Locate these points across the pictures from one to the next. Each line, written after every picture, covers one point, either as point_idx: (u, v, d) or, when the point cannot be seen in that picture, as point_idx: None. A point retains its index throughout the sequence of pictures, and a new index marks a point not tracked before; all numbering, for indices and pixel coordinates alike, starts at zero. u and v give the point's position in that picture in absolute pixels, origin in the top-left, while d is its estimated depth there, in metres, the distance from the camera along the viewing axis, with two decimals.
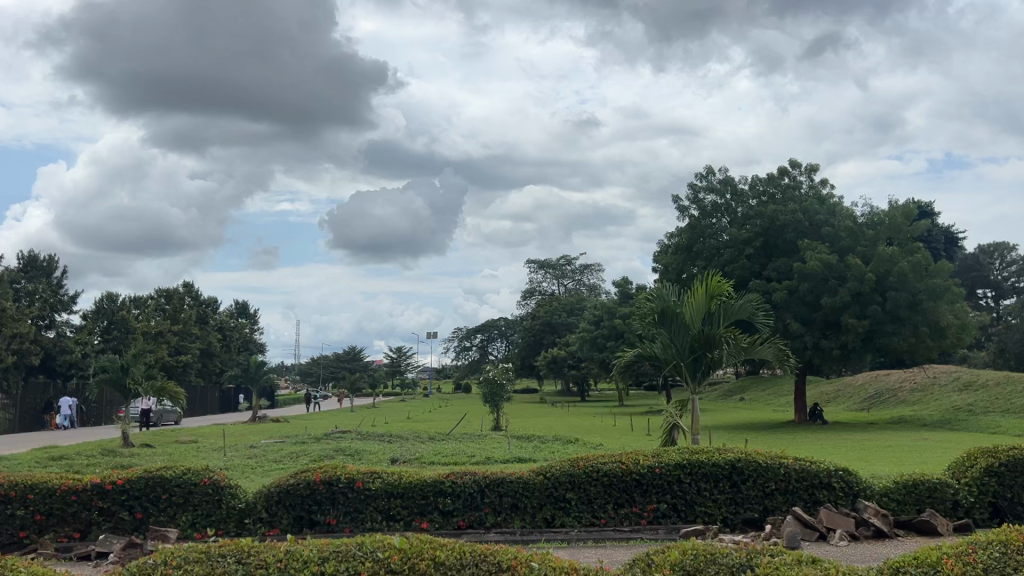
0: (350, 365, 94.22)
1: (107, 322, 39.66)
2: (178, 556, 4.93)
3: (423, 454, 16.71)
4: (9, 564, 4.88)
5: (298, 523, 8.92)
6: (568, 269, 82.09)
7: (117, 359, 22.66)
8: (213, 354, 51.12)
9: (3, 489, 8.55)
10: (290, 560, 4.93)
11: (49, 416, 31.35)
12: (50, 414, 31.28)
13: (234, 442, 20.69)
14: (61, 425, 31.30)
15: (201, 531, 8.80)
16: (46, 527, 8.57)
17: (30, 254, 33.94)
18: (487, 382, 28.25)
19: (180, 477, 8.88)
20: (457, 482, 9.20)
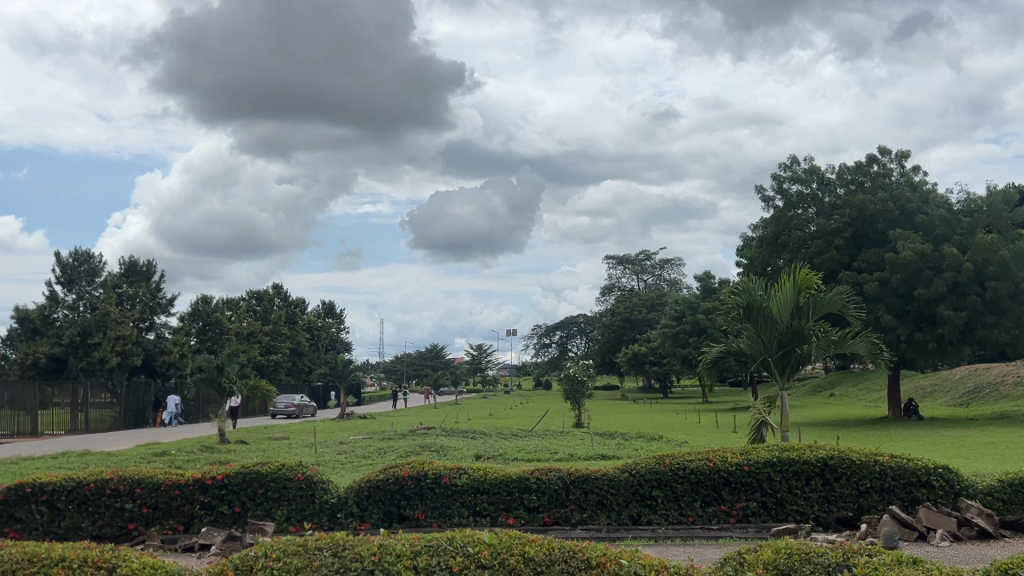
0: (433, 363, 95.68)
1: (202, 323, 41.29)
2: (278, 549, 5.10)
3: (506, 450, 16.87)
4: (122, 555, 5.13)
5: (388, 518, 9.10)
6: (647, 265, 81.29)
7: (212, 359, 23.54)
8: (302, 353, 52.61)
9: (111, 483, 8.97)
10: (385, 553, 5.03)
11: (156, 414, 32.75)
12: (157, 412, 32.65)
13: (323, 439, 21.23)
14: (166, 423, 32.68)
15: (296, 525, 9.07)
16: (152, 519, 8.99)
17: (130, 259, 35.50)
18: (569, 378, 28.17)
19: (275, 472, 9.18)
20: (543, 478, 9.23)
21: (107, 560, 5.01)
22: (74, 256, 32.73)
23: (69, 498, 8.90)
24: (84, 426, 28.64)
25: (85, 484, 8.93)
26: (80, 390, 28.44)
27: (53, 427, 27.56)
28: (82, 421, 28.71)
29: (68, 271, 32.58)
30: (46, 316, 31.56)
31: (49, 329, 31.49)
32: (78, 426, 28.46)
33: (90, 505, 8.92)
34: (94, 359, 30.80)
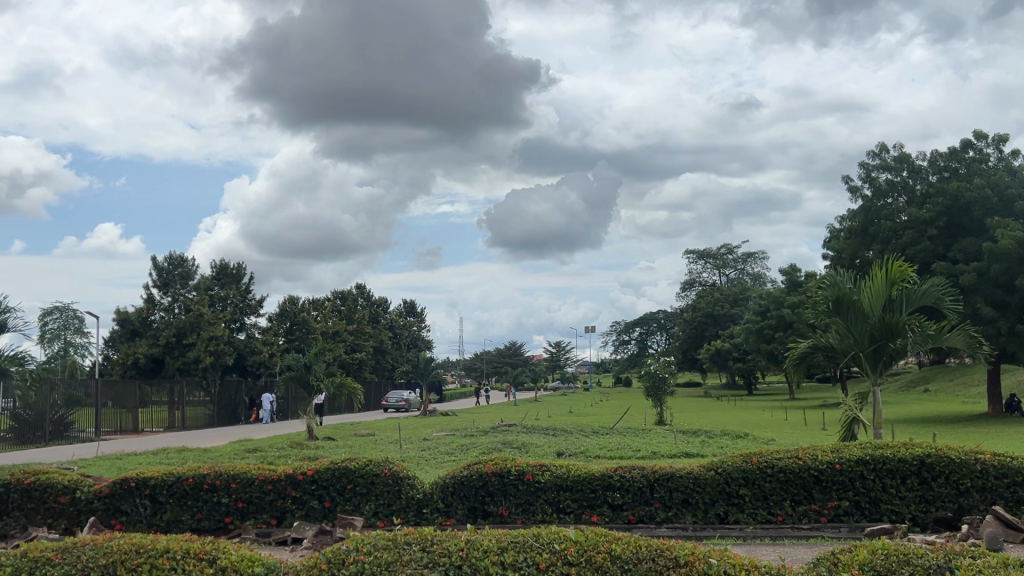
0: (512, 360, 96.16)
1: (291, 323, 42.55)
2: (369, 543, 5.20)
3: (589, 448, 16.81)
4: (221, 547, 5.33)
5: (472, 514, 9.19)
6: (730, 259, 79.74)
7: (301, 358, 24.22)
8: (385, 351, 53.64)
9: (209, 478, 9.33)
10: (472, 549, 5.07)
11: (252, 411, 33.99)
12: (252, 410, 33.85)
13: (407, 436, 21.59)
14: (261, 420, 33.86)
15: (383, 520, 9.26)
16: (247, 513, 9.29)
17: (221, 262, 36.53)
18: (649, 376, 27.92)
19: (363, 468, 9.39)
20: (626, 475, 9.16)
21: (206, 552, 5.21)
22: (169, 260, 34.17)
23: (170, 492, 9.29)
24: (180, 423, 29.88)
25: (185, 478, 9.31)
26: (177, 389, 29.64)
27: (152, 424, 28.63)
28: (178, 418, 29.97)
29: (164, 275, 34.09)
30: (144, 318, 33.21)
31: (147, 330, 33.10)
32: (175, 423, 29.71)
33: (189, 499, 9.28)
34: (188, 359, 32.11)
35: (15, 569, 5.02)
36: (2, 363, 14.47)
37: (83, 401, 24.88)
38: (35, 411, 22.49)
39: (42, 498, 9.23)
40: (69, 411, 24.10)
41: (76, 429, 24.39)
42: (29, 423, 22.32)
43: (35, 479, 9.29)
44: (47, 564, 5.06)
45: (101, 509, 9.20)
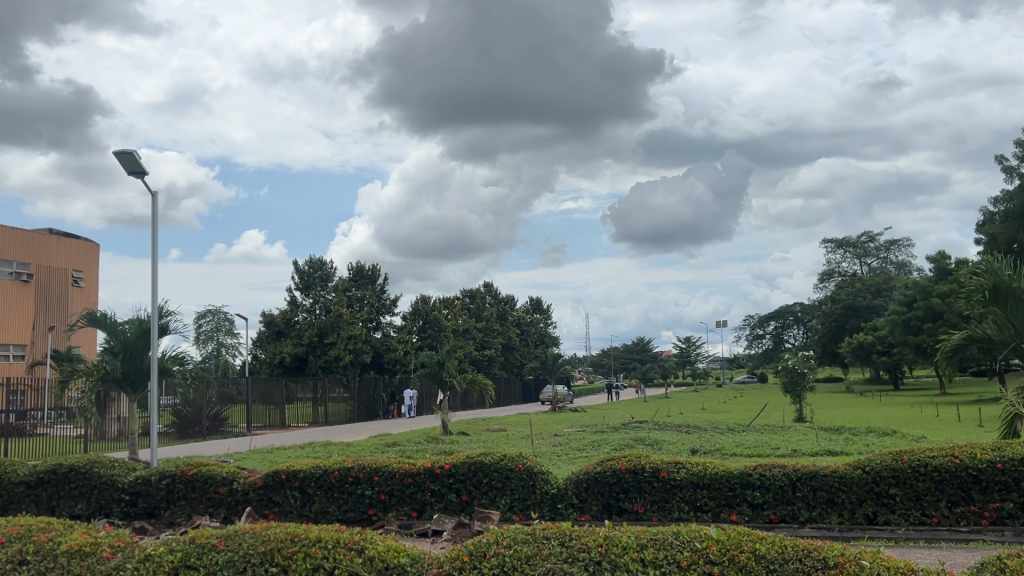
0: (641, 356, 95.10)
1: (423, 322, 43.76)
2: (508, 537, 5.29)
3: (724, 445, 16.39)
4: (369, 538, 5.55)
5: (608, 510, 9.18)
6: (871, 247, 75.89)
7: (434, 355, 24.89)
8: (514, 348, 54.27)
9: (353, 471, 9.73)
10: (611, 545, 5.05)
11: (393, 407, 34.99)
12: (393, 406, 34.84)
13: (537, 432, 21.74)
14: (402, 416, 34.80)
15: (519, 514, 9.37)
16: (389, 505, 9.63)
17: (357, 264, 38.02)
18: (787, 371, 26.90)
19: (498, 462, 9.54)
20: (766, 474, 8.90)
21: (355, 542, 5.44)
22: (309, 264, 35.97)
23: (318, 484, 9.75)
24: (324, 419, 31.25)
25: (330, 471, 9.75)
26: (319, 386, 31.04)
27: (298, 419, 30.12)
28: (322, 414, 31.33)
29: (305, 278, 35.89)
30: (288, 319, 35.02)
31: (291, 331, 34.86)
32: (319, 418, 31.09)
33: (335, 492, 9.72)
34: (330, 357, 33.66)
35: (183, 554, 5.39)
36: (165, 363, 15.52)
37: (236, 398, 26.45)
38: (194, 407, 24.13)
39: (204, 488, 9.87)
40: (224, 407, 25.69)
41: (230, 424, 25.99)
42: (189, 419, 23.98)
43: (198, 471, 9.94)
44: (213, 550, 5.42)
45: (256, 500, 9.75)
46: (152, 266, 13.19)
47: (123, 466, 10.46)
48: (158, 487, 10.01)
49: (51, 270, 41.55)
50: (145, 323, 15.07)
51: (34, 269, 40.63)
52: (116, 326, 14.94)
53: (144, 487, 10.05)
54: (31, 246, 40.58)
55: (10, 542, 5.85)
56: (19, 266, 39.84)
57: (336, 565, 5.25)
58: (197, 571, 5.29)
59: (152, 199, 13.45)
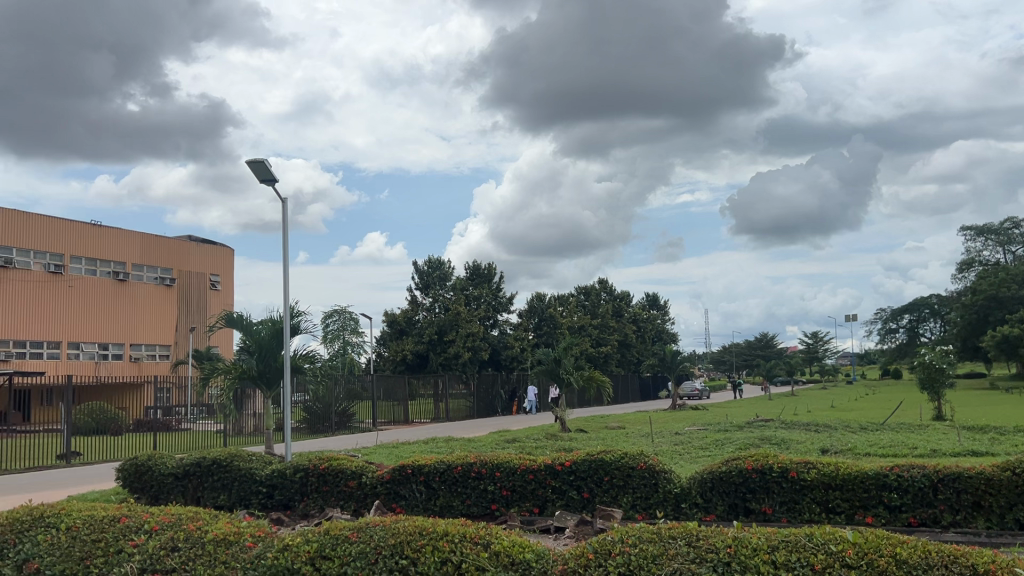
0: (764, 352, 92.25)
1: (539, 319, 43.95)
2: (633, 535, 5.25)
3: (858, 445, 15.64)
4: (494, 533, 5.64)
5: (734, 511, 8.96)
6: (1016, 234, 70.81)
7: (550, 353, 24.93)
8: (631, 345, 53.79)
9: (475, 467, 9.86)
10: (740, 546, 4.91)
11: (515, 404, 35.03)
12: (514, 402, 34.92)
13: (659, 430, 21.41)
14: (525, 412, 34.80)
15: (642, 513, 9.30)
16: (512, 501, 9.72)
17: (473, 264, 38.58)
18: (924, 366, 25.42)
19: (619, 460, 9.46)
20: (904, 475, 8.45)
21: (480, 537, 5.52)
22: (428, 264, 36.85)
23: (442, 479, 9.94)
24: (445, 414, 31.80)
25: (454, 466, 9.92)
26: (440, 382, 31.65)
27: (421, 415, 30.88)
28: (443, 410, 31.91)
29: (424, 278, 36.80)
30: (409, 318, 36.14)
31: (412, 329, 36.06)
32: (441, 414, 31.68)
33: (459, 486, 9.88)
34: (449, 355, 34.65)
35: (319, 545, 5.62)
36: (297, 361, 16.21)
37: (362, 395, 27.36)
38: (324, 403, 25.15)
39: (336, 482, 10.26)
40: (351, 404, 26.63)
41: (357, 420, 26.92)
42: (318, 415, 25.03)
43: (329, 465, 10.34)
44: (346, 541, 5.62)
45: (383, 493, 10.04)
46: (283, 270, 13.81)
47: (259, 460, 11.03)
48: (294, 480, 10.45)
49: (191, 274, 44.24)
50: (278, 324, 15.82)
51: (177, 274, 43.35)
52: (251, 327, 15.74)
53: (279, 480, 10.55)
54: (174, 252, 43.29)
55: (161, 529, 6.27)
56: (162, 272, 42.63)
57: (463, 560, 5.33)
58: (330, 562, 5.49)
59: (282, 204, 14.10)
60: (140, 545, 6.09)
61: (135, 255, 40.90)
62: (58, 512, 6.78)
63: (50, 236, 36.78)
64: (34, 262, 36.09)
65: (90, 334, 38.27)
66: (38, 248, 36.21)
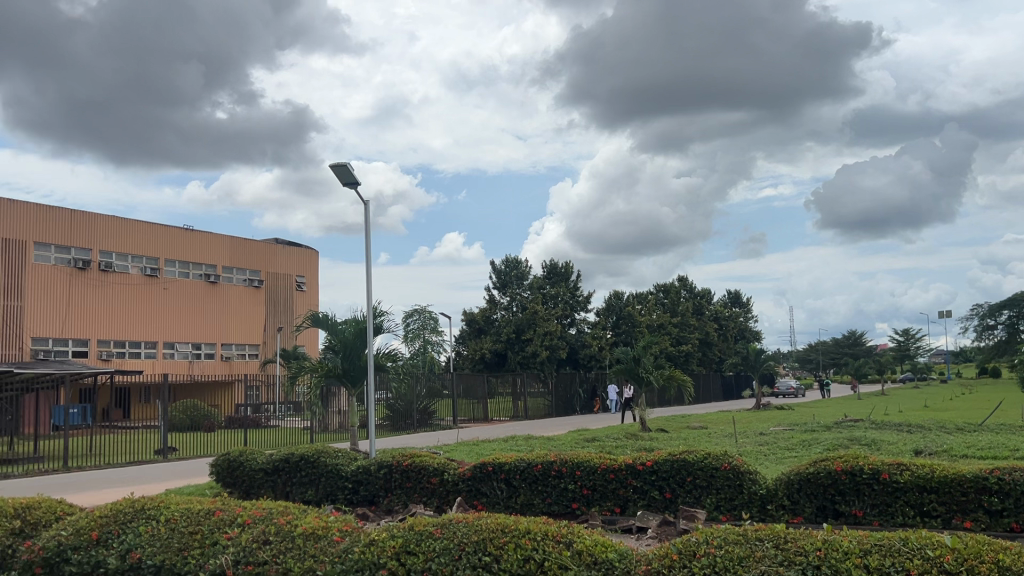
0: (853, 350, 89.34)
1: (617, 317, 43.70)
2: (718, 537, 5.17)
3: (954, 446, 15.02)
4: (576, 531, 5.63)
5: (823, 513, 8.73)
6: None
7: (629, 352, 24.73)
8: (712, 344, 52.93)
9: (556, 465, 9.86)
10: (830, 549, 4.77)
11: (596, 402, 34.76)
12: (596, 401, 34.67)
13: (742, 430, 21.01)
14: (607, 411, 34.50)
15: (726, 515, 9.14)
16: (593, 500, 9.68)
17: (551, 262, 38.58)
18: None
19: (702, 460, 9.34)
20: (1006, 478, 8.08)
21: (562, 535, 5.53)
22: (505, 263, 37.08)
23: (522, 477, 9.97)
24: (524, 412, 31.87)
25: (534, 465, 9.94)
26: (519, 381, 31.73)
27: (500, 413, 31.06)
28: (522, 408, 31.99)
29: (502, 277, 37.03)
30: (487, 317, 36.52)
31: (491, 328, 36.41)
32: (519, 412, 31.76)
33: (539, 484, 9.90)
34: (527, 353, 34.74)
35: (404, 540, 5.72)
36: (379, 360, 16.50)
37: (442, 393, 27.73)
38: (405, 401, 25.57)
39: (418, 478, 10.41)
40: (432, 401, 27.02)
41: (438, 418, 27.28)
42: (401, 412, 25.46)
43: (411, 462, 10.50)
44: (430, 537, 5.70)
45: (465, 491, 10.15)
46: (365, 271, 14.11)
47: (345, 456, 11.29)
48: (378, 476, 10.67)
49: (278, 276, 45.54)
50: (362, 324, 16.17)
51: (264, 276, 44.71)
52: (336, 327, 16.13)
53: (365, 476, 10.78)
54: (261, 255, 44.65)
55: (254, 523, 6.50)
56: (251, 274, 44.07)
57: (545, 558, 5.32)
58: (415, 557, 5.56)
59: (364, 207, 14.41)
60: (234, 538, 6.32)
61: (224, 258, 42.40)
62: (158, 505, 7.09)
63: (145, 240, 38.46)
64: (131, 266, 37.83)
65: (183, 335, 39.88)
66: (134, 253, 37.92)
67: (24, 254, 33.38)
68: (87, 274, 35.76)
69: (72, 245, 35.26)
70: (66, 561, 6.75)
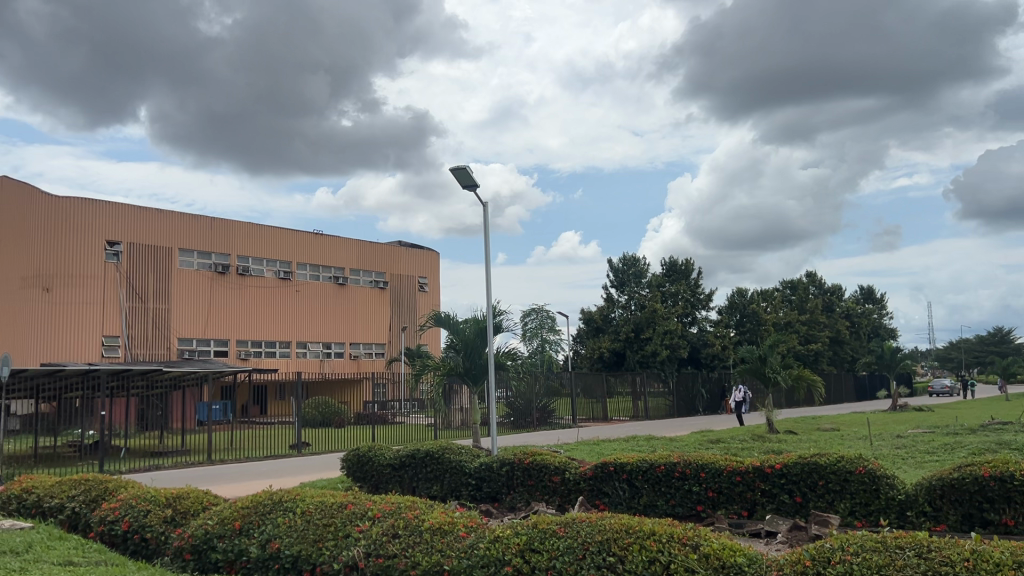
0: (1001, 347, 83.48)
1: (741, 316, 42.59)
2: (855, 544, 4.92)
3: None
4: (703, 534, 5.51)
5: (969, 522, 8.19)
6: None
7: (754, 351, 24.02)
8: (844, 342, 50.71)
9: (679, 467, 9.69)
10: (979, 560, 4.48)
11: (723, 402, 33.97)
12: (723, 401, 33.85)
13: (879, 432, 20.02)
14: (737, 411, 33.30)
15: (862, 521, 8.76)
16: (719, 503, 9.46)
17: (670, 259, 38.04)
18: None
19: (835, 464, 9.01)
20: None
21: (689, 538, 5.42)
22: (623, 261, 36.73)
23: (645, 478, 9.84)
24: (644, 413, 31.52)
25: (657, 466, 9.80)
26: (638, 380, 31.41)
27: (620, 413, 30.82)
28: (643, 408, 31.65)
29: (620, 276, 36.68)
30: (605, 316, 36.27)
31: (609, 327, 36.13)
32: (640, 412, 31.42)
33: (662, 486, 9.75)
34: (647, 352, 34.33)
35: (528, 538, 5.76)
36: (499, 359, 16.73)
37: (560, 391, 27.82)
38: (525, 399, 25.85)
39: (540, 477, 10.47)
40: (551, 400, 27.14)
41: (557, 416, 27.37)
42: (520, 411, 25.77)
43: (533, 459, 10.57)
44: (554, 536, 5.73)
45: (587, 490, 10.14)
46: (484, 271, 14.32)
47: (469, 453, 11.50)
48: (500, 474, 10.81)
49: (402, 277, 46.81)
50: (482, 323, 16.43)
51: (389, 277, 46.05)
52: (457, 326, 16.44)
53: (487, 473, 10.94)
54: (386, 257, 46.02)
55: (383, 517, 6.71)
56: (376, 275, 45.46)
57: (672, 560, 5.23)
58: (540, 555, 5.59)
59: (483, 208, 14.63)
60: (365, 531, 6.55)
61: (351, 260, 43.98)
62: (294, 497, 7.44)
63: (278, 245, 40.38)
64: (266, 269, 39.83)
65: (314, 334, 41.65)
66: (268, 257, 39.89)
67: (169, 260, 35.70)
68: (226, 279, 37.91)
69: (212, 250, 37.46)
70: (212, 548, 7.19)
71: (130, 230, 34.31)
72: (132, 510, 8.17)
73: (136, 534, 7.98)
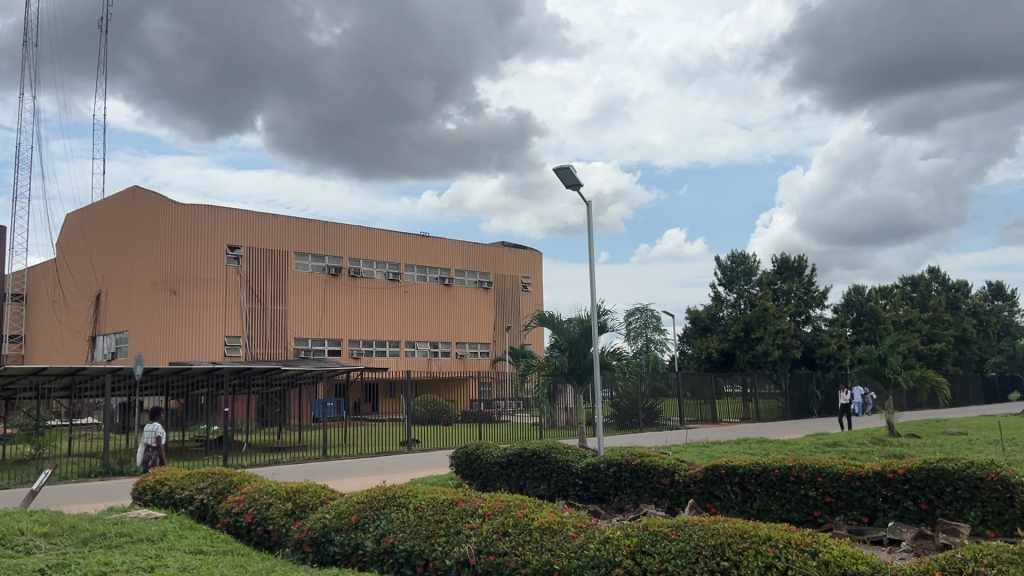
0: None
1: (857, 314, 40.87)
2: (990, 555, 4.63)
3: None
4: (822, 540, 5.31)
5: None
6: None
7: (874, 351, 23.02)
8: (970, 341, 47.96)
9: (795, 470, 9.38)
10: None
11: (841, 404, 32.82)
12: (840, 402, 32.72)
13: (1013, 436, 18.85)
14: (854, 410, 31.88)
15: (995, 530, 8.37)
16: (837, 509, 9.13)
17: (782, 256, 36.91)
18: None
19: (963, 471, 8.54)
20: None
21: (808, 544, 5.22)
22: (731, 259, 36.06)
23: (758, 481, 9.60)
24: (755, 414, 30.73)
25: (771, 469, 9.54)
26: (749, 381, 30.62)
27: (730, 414, 30.18)
28: (754, 409, 30.86)
29: (728, 273, 35.97)
30: (713, 315, 35.60)
31: (716, 326, 35.50)
32: (750, 414, 30.64)
33: (777, 489, 9.48)
34: (758, 352, 33.34)
35: (639, 540, 5.70)
36: (605, 358, 16.67)
37: (667, 392, 27.42)
38: (631, 400, 25.63)
39: (648, 478, 10.34)
40: (657, 401, 26.82)
41: (664, 417, 27.00)
42: (626, 411, 25.55)
43: (640, 461, 10.44)
44: (665, 538, 5.64)
45: (697, 492, 9.94)
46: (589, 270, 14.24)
47: (575, 453, 11.49)
48: (608, 474, 10.75)
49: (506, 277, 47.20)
50: (587, 322, 16.38)
51: (493, 277, 46.53)
52: (562, 325, 16.46)
53: (595, 474, 10.91)
54: (490, 258, 46.51)
55: (493, 514, 6.80)
56: (481, 276, 45.99)
57: (789, 566, 5.06)
58: (651, 557, 5.54)
59: (587, 207, 14.54)
60: (476, 528, 6.64)
61: (456, 261, 44.67)
62: (407, 493, 7.61)
63: (387, 248, 41.44)
64: (375, 271, 40.95)
65: (421, 334, 42.51)
66: (377, 259, 40.98)
67: (285, 262, 37.17)
68: (338, 281, 39.18)
69: (324, 253, 38.81)
70: (330, 541, 7.45)
71: (248, 234, 35.90)
72: (255, 502, 8.56)
73: (259, 526, 8.36)
